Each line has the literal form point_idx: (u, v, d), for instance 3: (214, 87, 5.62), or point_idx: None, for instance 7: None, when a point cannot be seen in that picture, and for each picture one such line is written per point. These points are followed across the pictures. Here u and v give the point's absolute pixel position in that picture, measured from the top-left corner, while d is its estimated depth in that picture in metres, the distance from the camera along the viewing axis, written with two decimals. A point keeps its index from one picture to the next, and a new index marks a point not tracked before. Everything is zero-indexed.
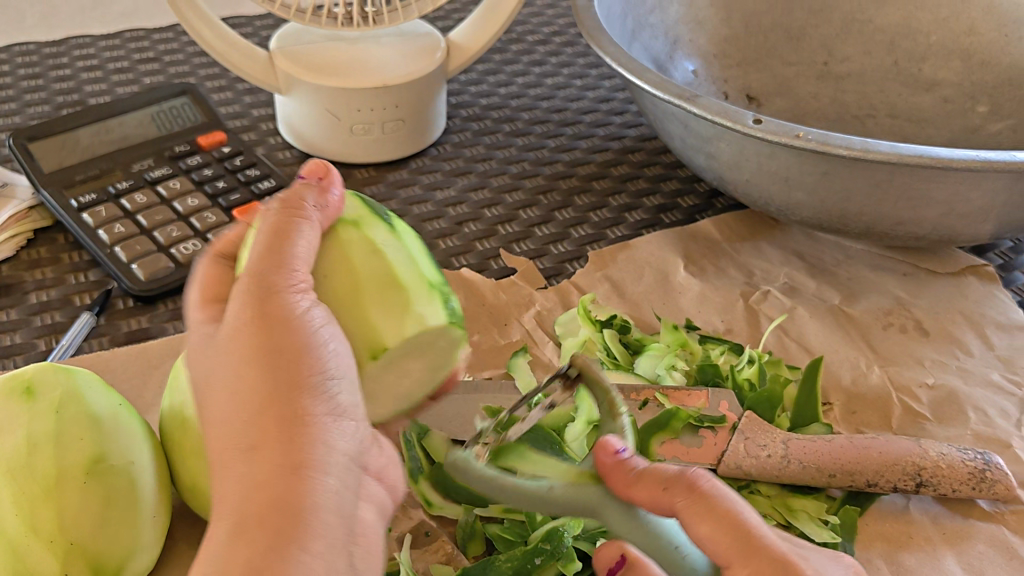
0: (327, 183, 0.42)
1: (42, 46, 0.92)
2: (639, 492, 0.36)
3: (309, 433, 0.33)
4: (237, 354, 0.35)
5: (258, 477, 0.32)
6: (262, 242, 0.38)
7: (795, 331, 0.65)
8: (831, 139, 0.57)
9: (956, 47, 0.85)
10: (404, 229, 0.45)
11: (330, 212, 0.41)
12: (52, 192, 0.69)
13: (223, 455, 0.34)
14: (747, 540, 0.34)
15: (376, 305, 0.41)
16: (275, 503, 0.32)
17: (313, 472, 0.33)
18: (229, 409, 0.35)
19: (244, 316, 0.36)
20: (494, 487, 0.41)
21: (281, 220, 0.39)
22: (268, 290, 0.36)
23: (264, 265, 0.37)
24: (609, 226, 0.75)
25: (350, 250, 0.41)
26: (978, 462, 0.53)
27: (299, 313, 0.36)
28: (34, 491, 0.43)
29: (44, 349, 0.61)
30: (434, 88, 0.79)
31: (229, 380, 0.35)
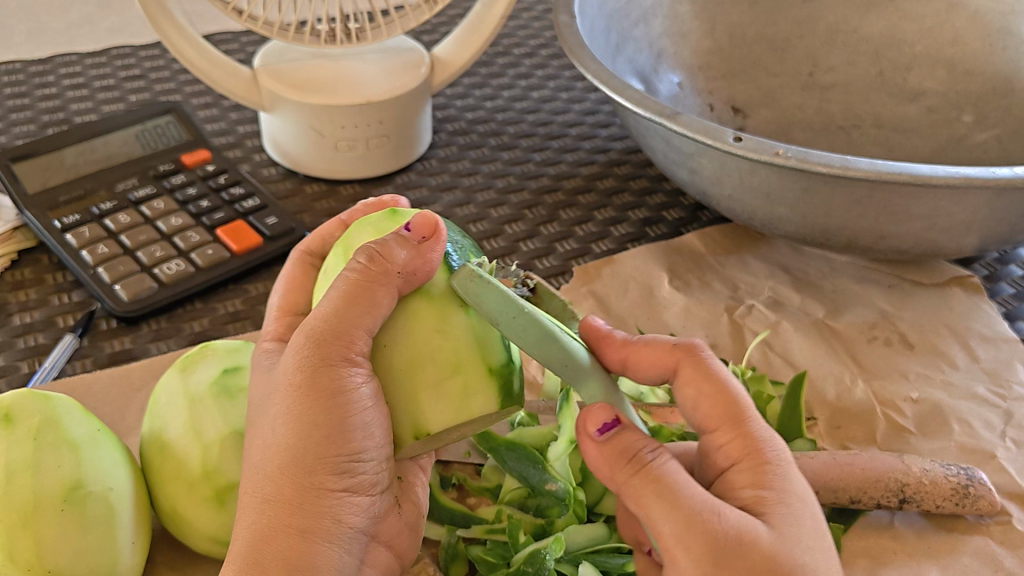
0: (429, 244, 0.40)
1: (28, 64, 0.93)
2: (645, 352, 0.42)
3: (325, 504, 0.39)
4: (286, 408, 0.39)
5: (268, 532, 0.38)
6: (340, 302, 0.39)
7: (779, 346, 0.65)
8: (811, 156, 0.57)
9: (941, 57, 0.85)
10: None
11: (416, 274, 0.40)
12: (35, 213, 0.69)
13: (250, 495, 0.39)
14: (737, 409, 0.40)
15: (431, 398, 0.40)
16: (285, 564, 0.37)
17: (319, 540, 0.39)
18: (266, 455, 0.39)
19: (297, 377, 0.39)
20: (506, 310, 0.37)
21: (359, 287, 0.39)
22: (329, 361, 0.39)
23: (330, 332, 0.39)
24: (595, 240, 0.75)
25: (418, 326, 0.40)
26: (961, 477, 0.53)
27: (351, 396, 0.38)
28: (12, 519, 0.43)
29: (27, 372, 0.61)
30: (419, 104, 0.79)
31: (272, 427, 0.40)
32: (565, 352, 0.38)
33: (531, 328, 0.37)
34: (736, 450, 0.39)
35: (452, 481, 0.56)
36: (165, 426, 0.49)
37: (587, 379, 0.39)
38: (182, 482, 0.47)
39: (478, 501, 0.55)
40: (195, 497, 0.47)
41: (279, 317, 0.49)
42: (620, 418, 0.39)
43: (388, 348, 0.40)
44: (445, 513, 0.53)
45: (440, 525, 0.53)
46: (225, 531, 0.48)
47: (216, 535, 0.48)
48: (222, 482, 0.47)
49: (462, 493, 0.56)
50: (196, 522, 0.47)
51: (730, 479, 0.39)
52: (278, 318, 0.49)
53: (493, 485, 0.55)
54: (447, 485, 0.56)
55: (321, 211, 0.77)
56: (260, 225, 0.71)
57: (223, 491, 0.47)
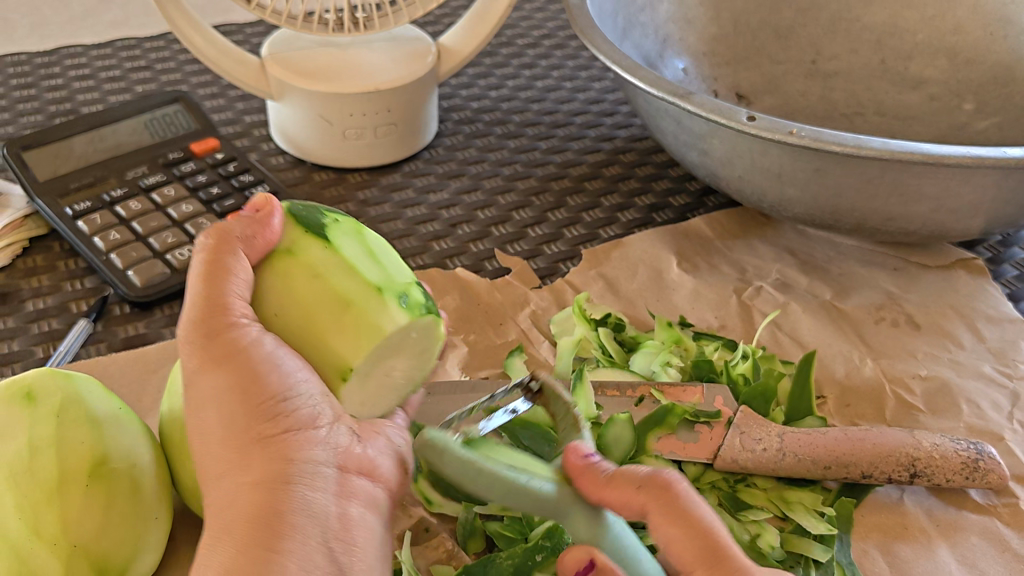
0: (257, 211, 0.42)
1: (34, 56, 0.93)
2: (618, 494, 0.37)
3: (271, 449, 0.37)
4: (200, 387, 0.39)
5: (233, 494, 0.37)
6: (199, 280, 0.40)
7: (788, 326, 0.65)
8: (825, 136, 0.58)
9: (942, 45, 0.86)
10: (343, 231, 0.44)
11: (256, 238, 0.41)
12: (47, 200, 0.69)
13: (214, 477, 0.39)
14: (712, 549, 0.36)
15: (335, 334, 0.41)
16: (251, 516, 0.36)
17: (279, 484, 0.37)
18: (206, 441, 0.39)
19: (196, 359, 0.39)
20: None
21: (213, 259, 0.40)
22: (213, 328, 0.39)
23: (196, 310, 0.39)
24: (603, 225, 0.76)
25: (290, 278, 0.41)
26: (971, 452, 0.54)
27: (252, 346, 0.39)
28: (38, 494, 0.43)
29: (42, 356, 0.61)
30: (427, 91, 0.80)
31: (201, 413, 0.39)
32: (521, 495, 0.37)
33: (491, 482, 0.37)
34: None
35: None
36: (185, 406, 0.49)
37: (568, 512, 0.37)
38: None
39: None
40: None
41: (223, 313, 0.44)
42: (595, 563, 0.37)
43: (278, 315, 0.41)
44: None
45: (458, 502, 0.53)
46: None
47: None
48: None
49: None
50: None
51: None
52: None
53: None
54: None
55: (329, 198, 0.78)
56: None
57: None
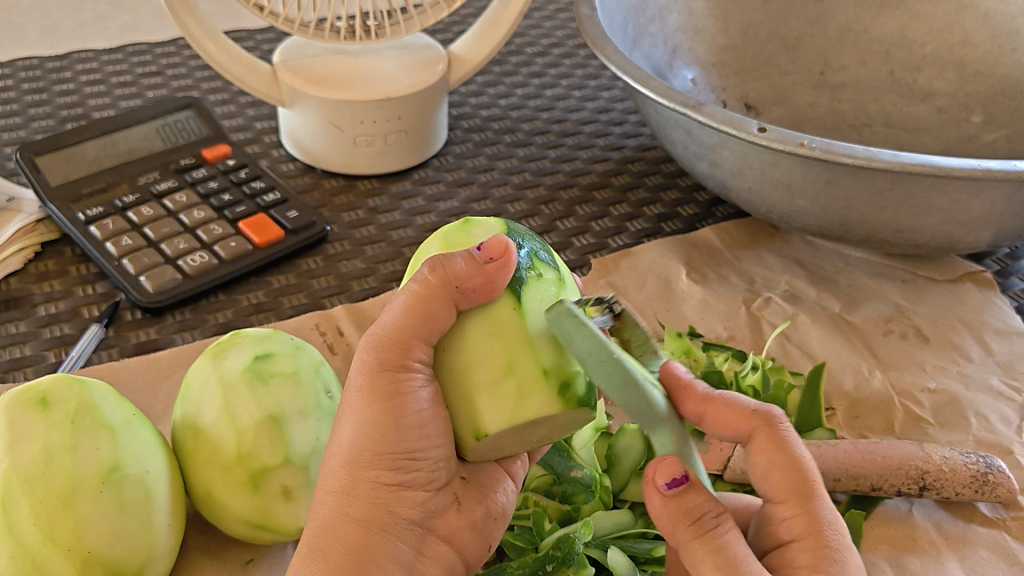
0: (493, 264, 0.38)
1: (45, 60, 0.93)
2: (723, 413, 0.39)
3: (385, 497, 0.40)
4: (355, 406, 0.40)
5: (332, 516, 0.39)
6: (399, 317, 0.39)
7: (797, 338, 0.66)
8: (836, 147, 0.58)
9: (951, 57, 0.86)
10: (542, 292, 0.40)
11: (472, 291, 0.38)
12: (59, 205, 0.70)
13: (323, 484, 0.41)
14: (807, 485, 0.37)
15: (486, 401, 0.38)
16: (343, 551, 0.38)
17: (378, 529, 0.39)
18: (335, 453, 0.41)
19: (363, 379, 0.40)
20: (596, 351, 0.34)
21: (419, 299, 0.39)
22: (388, 367, 0.39)
23: (385, 340, 0.39)
24: (612, 235, 0.76)
25: (470, 334, 0.39)
26: (981, 465, 0.54)
27: (413, 402, 0.39)
28: (51, 500, 0.43)
29: (53, 361, 0.61)
30: (437, 99, 0.80)
31: (344, 424, 0.41)
32: (645, 398, 0.35)
33: (619, 376, 0.34)
34: (798, 526, 0.36)
35: None
36: (199, 412, 0.49)
37: (661, 428, 0.37)
38: (218, 466, 0.48)
39: None
40: (231, 480, 0.48)
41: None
42: (689, 477, 0.37)
43: (451, 366, 0.39)
44: None
45: None
46: (259, 513, 0.48)
47: (251, 517, 0.48)
48: (258, 464, 0.47)
49: None
50: (230, 504, 0.48)
51: (788, 556, 0.36)
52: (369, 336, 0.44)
53: None
54: None
55: (340, 206, 0.78)
56: (282, 219, 0.72)
57: (259, 474, 0.47)
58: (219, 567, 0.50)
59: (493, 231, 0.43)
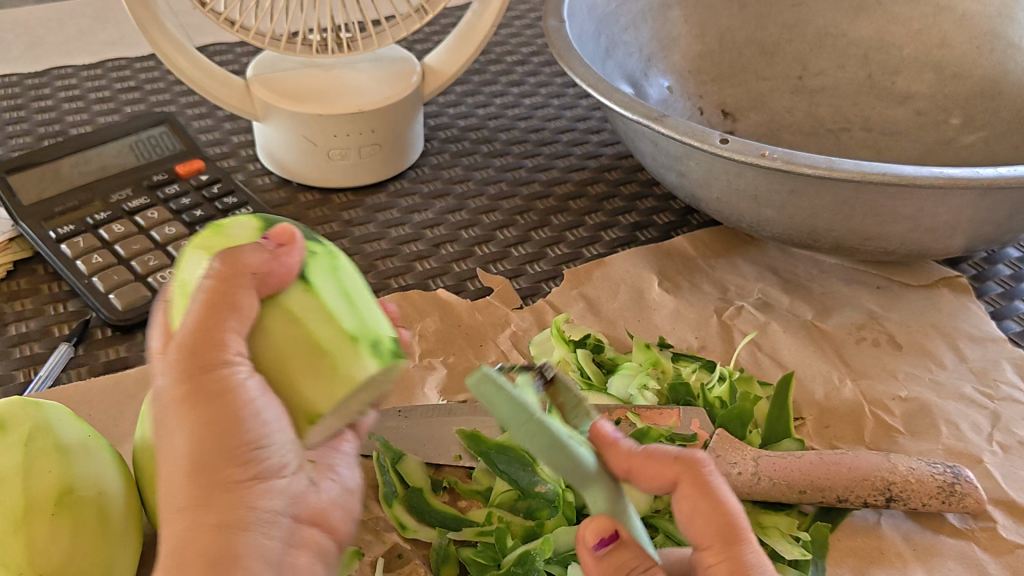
0: (284, 249, 0.39)
1: (25, 77, 0.93)
2: (646, 464, 0.37)
3: (243, 497, 0.34)
4: (172, 421, 0.34)
5: (192, 543, 0.33)
6: (201, 308, 0.35)
7: (768, 347, 0.65)
8: (796, 157, 0.57)
9: (928, 60, 0.86)
10: (319, 267, 0.42)
11: (266, 279, 0.38)
12: (30, 223, 0.70)
13: (168, 513, 0.34)
14: (730, 528, 0.35)
15: (309, 381, 0.39)
16: (206, 565, 0.32)
17: (251, 535, 0.33)
18: (167, 475, 0.34)
19: (173, 390, 0.34)
20: (517, 415, 0.36)
21: (219, 290, 0.36)
22: (203, 364, 0.35)
23: (197, 335, 0.35)
24: (586, 244, 0.76)
25: (270, 324, 0.38)
26: (948, 475, 0.54)
27: (243, 394, 0.35)
28: (3, 524, 0.43)
29: (22, 381, 0.61)
30: (411, 111, 0.80)
31: (167, 443, 0.34)
32: (572, 459, 0.36)
33: (545, 436, 0.35)
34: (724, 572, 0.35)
35: (443, 484, 0.56)
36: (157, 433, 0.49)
37: (593, 485, 0.37)
38: None
39: (469, 504, 0.56)
40: None
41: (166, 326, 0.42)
42: (618, 535, 0.36)
43: (254, 357, 0.38)
44: (436, 518, 0.54)
45: (432, 528, 0.53)
46: None
47: None
48: None
49: (454, 496, 0.57)
50: None
51: None
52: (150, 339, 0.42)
53: (484, 487, 0.56)
54: (438, 488, 0.56)
55: (314, 219, 0.78)
56: None
57: None
58: None
59: (249, 228, 0.45)
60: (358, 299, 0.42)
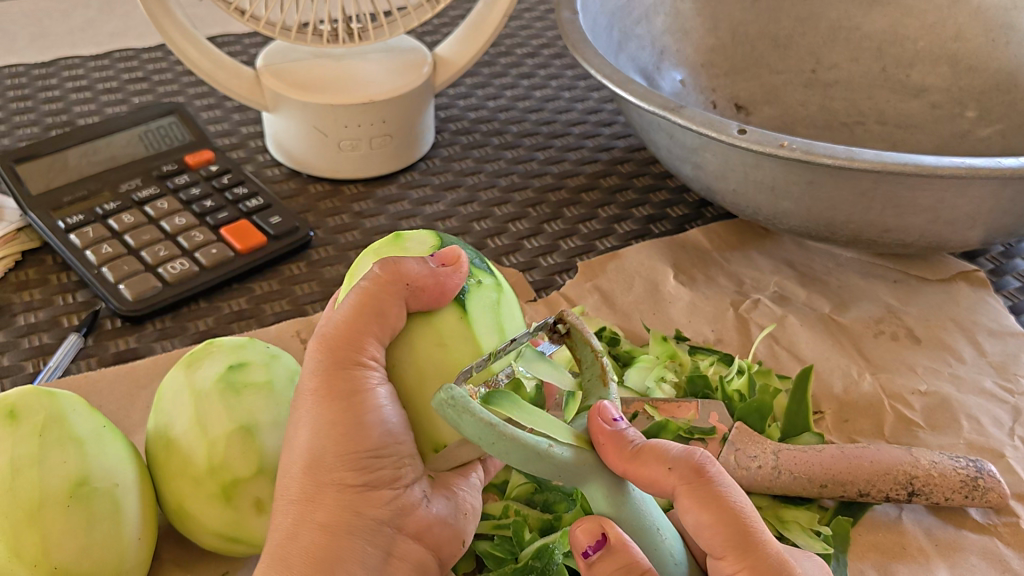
0: (445, 269, 0.42)
1: (32, 68, 0.93)
2: (646, 469, 0.35)
3: (354, 500, 0.39)
4: (307, 409, 0.40)
5: (299, 525, 0.39)
6: (349, 314, 0.41)
7: (786, 340, 0.65)
8: (817, 148, 0.57)
9: (943, 52, 0.85)
10: (482, 300, 0.44)
11: (421, 296, 0.42)
12: (39, 213, 0.69)
13: (287, 494, 0.40)
14: (741, 539, 0.36)
15: (445, 417, 0.42)
16: (310, 556, 0.38)
17: (345, 534, 0.39)
18: (294, 458, 0.40)
19: (314, 383, 0.41)
20: (484, 435, 0.32)
21: (367, 299, 0.41)
22: (340, 364, 0.40)
23: (339, 340, 0.40)
24: (599, 237, 0.75)
25: (422, 344, 0.42)
26: (970, 469, 0.53)
27: (372, 400, 0.40)
28: (18, 515, 0.43)
29: (31, 371, 0.60)
30: (422, 102, 0.79)
31: (301, 430, 0.41)
32: (555, 464, 0.33)
33: (518, 452, 0.32)
34: None
35: None
36: (171, 423, 0.48)
37: (589, 480, 0.35)
38: (189, 478, 0.47)
39: (483, 497, 0.55)
40: (203, 493, 0.47)
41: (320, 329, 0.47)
42: (608, 539, 0.35)
43: (397, 369, 0.42)
44: None
45: None
46: (231, 526, 0.48)
47: (223, 530, 0.48)
48: (229, 477, 0.47)
49: None
50: (202, 517, 0.48)
51: None
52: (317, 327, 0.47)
53: (498, 480, 0.55)
54: None
55: (325, 210, 0.77)
56: (264, 225, 0.71)
57: (231, 486, 0.47)
58: None
59: (426, 244, 0.47)
60: (510, 335, 0.44)
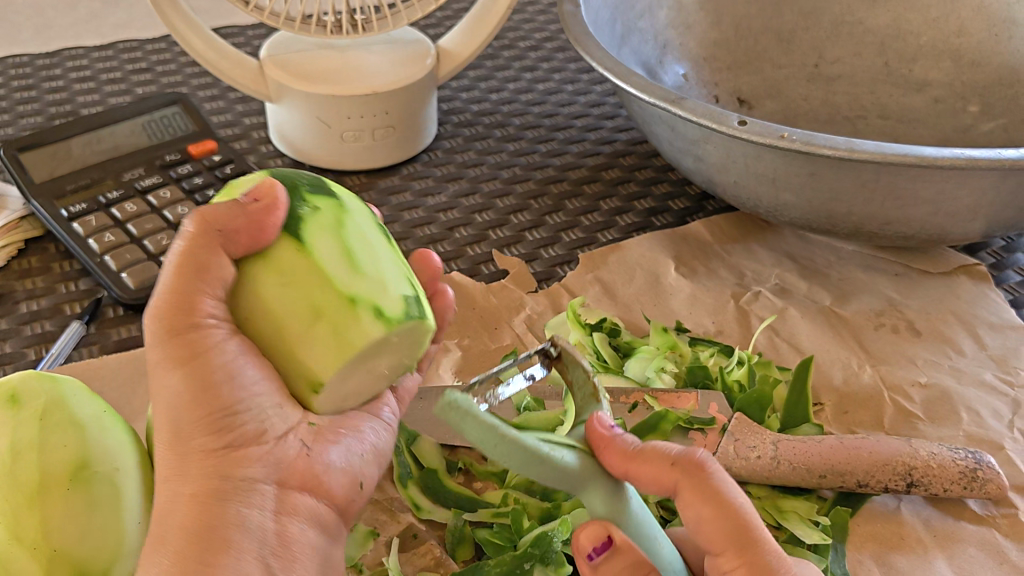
0: (259, 205, 0.38)
1: (36, 58, 0.93)
2: (645, 468, 0.37)
3: (219, 463, 0.38)
4: (158, 383, 0.38)
5: (170, 502, 0.37)
6: (173, 274, 0.38)
7: (786, 332, 0.65)
8: (818, 139, 0.57)
9: (946, 48, 0.84)
10: (320, 223, 0.40)
11: (242, 239, 0.38)
12: (42, 201, 0.69)
13: (162, 473, 0.38)
14: (741, 534, 0.37)
15: (306, 347, 0.38)
16: (183, 528, 0.36)
17: (219, 498, 0.37)
18: (161, 436, 0.38)
19: (157, 355, 0.38)
20: (487, 438, 0.32)
21: (192, 255, 0.38)
22: (176, 330, 0.38)
23: (171, 305, 0.38)
24: (601, 230, 0.75)
25: (262, 287, 0.39)
26: (969, 461, 0.53)
27: (224, 358, 0.38)
28: (18, 499, 0.43)
29: (33, 358, 0.61)
30: (424, 94, 0.79)
31: (159, 407, 0.38)
32: (550, 466, 0.34)
33: (519, 454, 0.32)
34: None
35: (459, 466, 0.56)
36: None
37: (587, 487, 0.36)
38: None
39: (484, 486, 0.55)
40: None
41: None
42: (612, 540, 0.37)
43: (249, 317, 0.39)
44: (452, 497, 0.53)
45: (447, 508, 0.53)
46: None
47: None
48: None
49: (469, 478, 0.56)
50: None
51: None
52: None
53: (499, 468, 0.55)
54: (454, 469, 0.56)
55: None
56: None
57: None
58: None
59: (254, 181, 0.42)
60: (362, 248, 0.40)
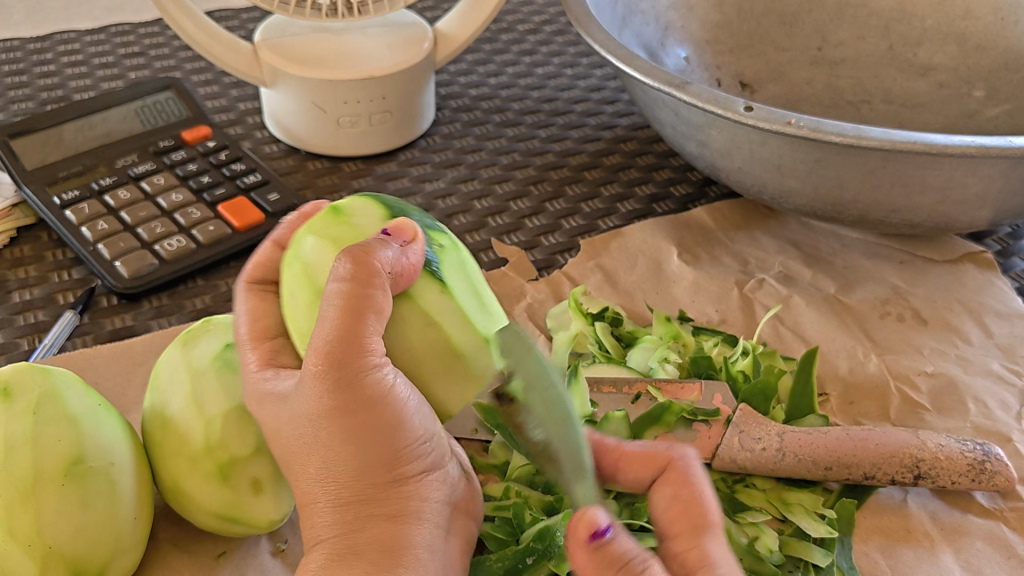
0: (407, 247, 0.40)
1: (27, 42, 0.91)
2: (633, 458, 0.42)
3: (400, 488, 0.39)
4: (326, 425, 0.37)
5: (354, 527, 0.38)
6: (340, 317, 0.36)
7: (791, 321, 0.64)
8: (824, 125, 0.56)
9: (951, 31, 0.83)
10: (449, 263, 0.43)
11: (399, 276, 0.39)
12: (34, 189, 0.68)
13: (322, 505, 0.39)
14: (695, 510, 0.38)
15: (441, 383, 0.41)
16: (381, 551, 0.38)
17: (409, 520, 0.39)
18: (323, 472, 0.38)
19: (325, 401, 0.37)
20: (536, 378, 0.38)
21: (359, 300, 0.37)
22: (354, 373, 0.37)
23: (343, 350, 0.36)
24: (601, 216, 0.74)
25: (407, 325, 0.40)
26: (978, 453, 0.52)
27: (398, 396, 0.38)
28: (11, 493, 0.42)
29: (26, 349, 0.60)
30: (423, 79, 0.78)
31: (319, 447, 0.38)
32: (575, 446, 0.38)
33: (551, 405, 0.38)
34: (689, 550, 0.37)
35: None
36: (166, 401, 0.48)
37: (582, 481, 0.38)
38: (185, 457, 0.46)
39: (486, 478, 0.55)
40: (199, 472, 0.46)
41: (259, 344, 0.44)
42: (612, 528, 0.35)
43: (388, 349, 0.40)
44: None
45: None
46: (226, 505, 0.47)
47: (218, 509, 0.47)
48: (225, 456, 0.46)
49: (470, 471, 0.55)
50: (198, 496, 0.47)
51: None
52: (255, 345, 0.44)
53: (500, 461, 0.55)
54: None
55: (323, 187, 0.76)
56: (262, 202, 0.70)
57: (226, 465, 0.46)
58: (189, 559, 0.49)
59: (373, 217, 0.44)
60: (483, 294, 0.44)
